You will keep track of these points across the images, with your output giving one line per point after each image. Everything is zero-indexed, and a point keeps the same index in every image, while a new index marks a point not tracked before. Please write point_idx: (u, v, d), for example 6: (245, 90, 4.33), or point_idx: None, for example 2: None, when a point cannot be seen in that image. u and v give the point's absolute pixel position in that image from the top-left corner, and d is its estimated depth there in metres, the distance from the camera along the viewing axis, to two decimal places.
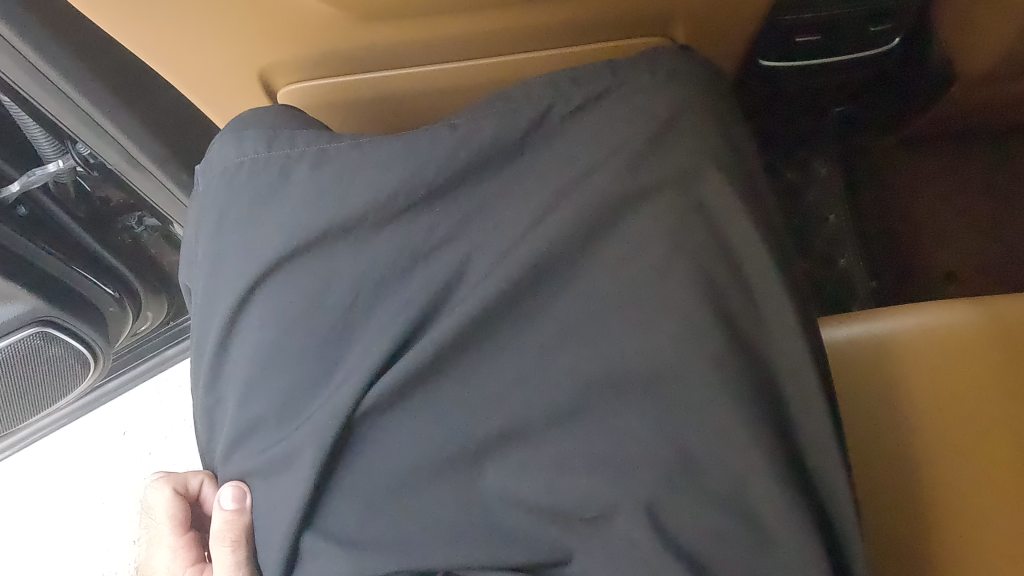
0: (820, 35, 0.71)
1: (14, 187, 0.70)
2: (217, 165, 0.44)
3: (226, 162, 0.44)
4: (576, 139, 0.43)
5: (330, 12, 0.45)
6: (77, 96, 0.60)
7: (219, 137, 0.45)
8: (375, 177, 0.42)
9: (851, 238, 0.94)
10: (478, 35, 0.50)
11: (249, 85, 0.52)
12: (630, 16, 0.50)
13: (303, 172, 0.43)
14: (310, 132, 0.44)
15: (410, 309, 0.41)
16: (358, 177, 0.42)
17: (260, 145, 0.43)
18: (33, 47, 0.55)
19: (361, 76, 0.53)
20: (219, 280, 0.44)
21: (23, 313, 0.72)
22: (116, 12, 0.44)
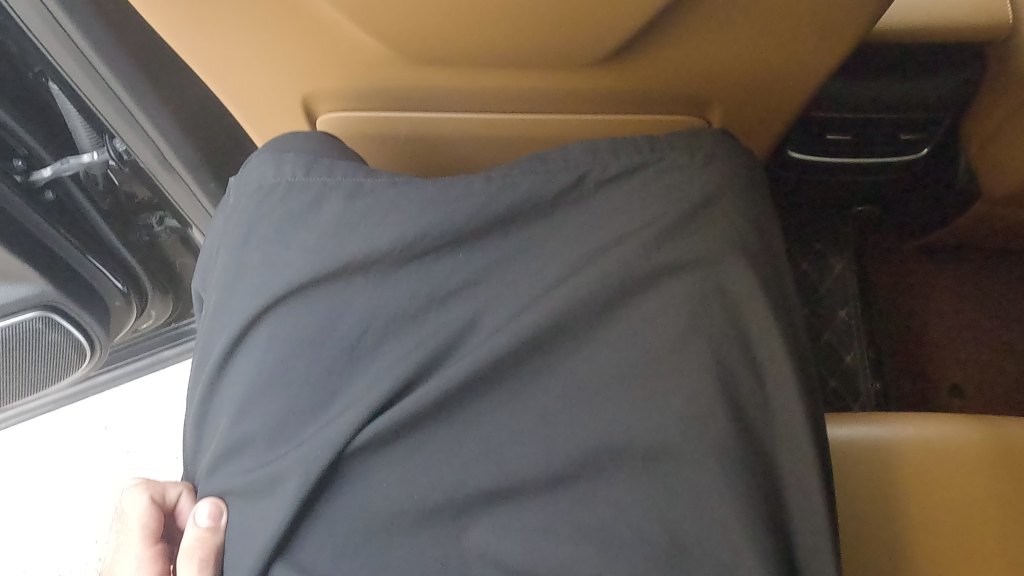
0: (850, 134, 0.72)
1: (47, 171, 0.72)
2: (252, 181, 0.45)
3: (262, 181, 0.45)
4: (607, 207, 0.44)
5: (382, 49, 0.46)
6: (123, 92, 0.62)
7: (258, 153, 0.46)
8: (405, 217, 0.42)
9: (860, 337, 0.94)
10: (523, 89, 0.50)
11: (292, 107, 0.53)
12: (673, 94, 0.51)
13: (336, 202, 0.43)
14: (349, 163, 0.44)
15: (420, 352, 0.41)
16: (388, 213, 0.43)
17: (298, 169, 0.44)
18: (91, 42, 0.57)
19: (402, 115, 0.54)
20: (234, 294, 0.44)
21: (31, 295, 0.73)
22: (177, 26, 0.46)
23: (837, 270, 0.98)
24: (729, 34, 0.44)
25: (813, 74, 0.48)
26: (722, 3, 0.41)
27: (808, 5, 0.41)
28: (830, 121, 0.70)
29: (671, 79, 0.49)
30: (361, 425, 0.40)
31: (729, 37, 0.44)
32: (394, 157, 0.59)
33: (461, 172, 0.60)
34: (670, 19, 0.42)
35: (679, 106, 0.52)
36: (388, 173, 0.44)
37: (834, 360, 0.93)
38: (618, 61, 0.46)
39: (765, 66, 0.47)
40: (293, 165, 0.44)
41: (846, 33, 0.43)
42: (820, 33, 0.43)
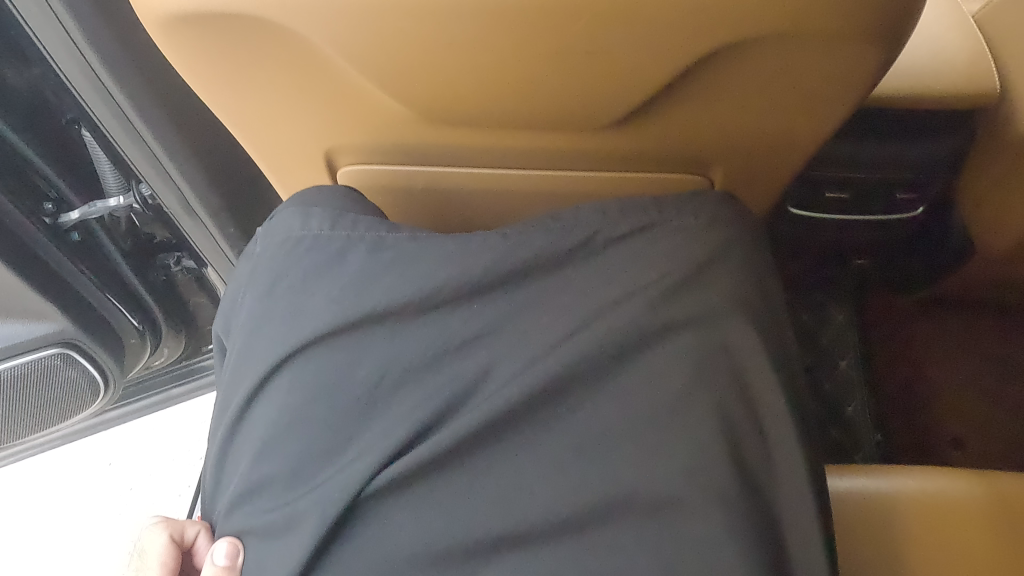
0: (848, 192, 0.75)
1: (75, 214, 0.74)
2: (280, 233, 0.48)
3: (289, 232, 0.48)
4: (615, 264, 0.46)
5: (403, 112, 0.48)
6: (154, 142, 0.65)
7: (285, 207, 0.49)
8: (425, 271, 0.45)
9: (861, 387, 0.95)
10: (536, 150, 0.53)
11: (314, 159, 0.56)
12: (676, 156, 0.53)
13: (359, 255, 0.46)
14: (372, 219, 0.47)
15: (436, 400, 0.43)
16: (409, 268, 0.46)
17: (325, 223, 0.47)
18: (128, 96, 0.60)
19: (418, 168, 0.56)
20: (257, 341, 0.46)
21: (52, 332, 0.75)
22: (215, 87, 0.48)
23: (838, 321, 0.99)
24: (730, 103, 0.47)
25: (808, 142, 0.50)
26: (725, 75, 0.44)
27: (806, 80, 0.44)
28: (828, 180, 0.73)
29: (677, 143, 0.52)
30: (377, 469, 0.42)
31: (731, 104, 0.47)
32: (409, 208, 0.62)
33: (469, 224, 0.63)
34: (676, 88, 0.45)
35: (683, 166, 0.55)
36: (409, 229, 0.47)
37: (835, 412, 0.94)
38: (627, 125, 0.49)
39: (766, 132, 0.49)
40: (319, 220, 0.47)
41: (843, 106, 0.46)
42: (818, 104, 0.46)
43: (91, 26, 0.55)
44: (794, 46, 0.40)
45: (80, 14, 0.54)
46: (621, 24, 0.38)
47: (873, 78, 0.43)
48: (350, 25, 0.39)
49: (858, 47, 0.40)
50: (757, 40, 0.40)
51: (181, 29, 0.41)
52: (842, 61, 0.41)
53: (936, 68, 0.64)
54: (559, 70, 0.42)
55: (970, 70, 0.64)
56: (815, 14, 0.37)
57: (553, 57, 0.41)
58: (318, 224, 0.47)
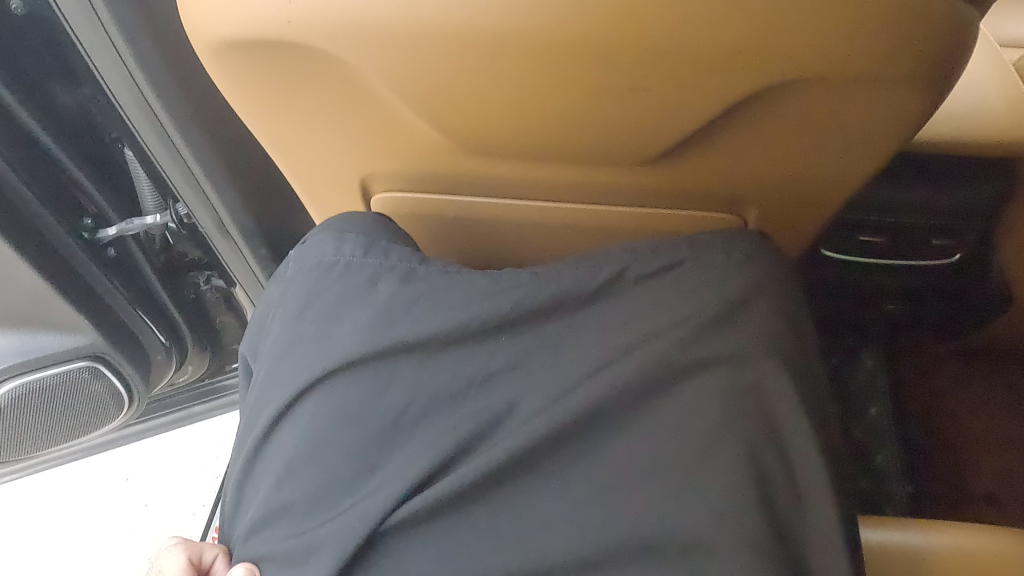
0: (882, 236, 0.74)
1: (112, 230, 0.76)
2: (312, 257, 0.49)
3: (322, 258, 0.48)
4: (646, 301, 0.46)
5: (441, 142, 0.49)
6: (195, 163, 0.66)
7: (318, 233, 0.50)
8: (455, 304, 0.46)
9: (891, 437, 0.92)
10: (568, 184, 0.53)
11: (350, 186, 0.57)
12: (709, 194, 0.53)
13: (389, 284, 0.47)
14: (404, 250, 0.48)
15: (461, 430, 0.43)
16: (440, 301, 0.46)
17: (358, 250, 0.48)
18: (173, 118, 0.62)
19: (451, 199, 0.57)
20: (284, 364, 0.46)
21: (81, 346, 0.76)
22: (260, 114, 0.49)
23: (868, 366, 0.97)
24: (766, 144, 0.47)
25: (847, 185, 0.50)
26: (764, 115, 0.44)
27: (846, 125, 0.43)
28: (862, 225, 0.73)
29: (710, 182, 0.51)
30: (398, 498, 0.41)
31: (769, 144, 0.47)
32: (438, 237, 0.63)
33: (496, 255, 0.63)
34: (715, 127, 0.45)
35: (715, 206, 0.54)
36: (440, 262, 0.48)
37: (865, 460, 0.90)
38: (661, 162, 0.49)
39: (802, 174, 0.49)
40: (351, 248, 0.48)
41: (886, 149, 0.45)
42: (856, 148, 0.46)
43: (144, 50, 0.56)
44: (837, 89, 0.40)
45: (133, 38, 0.55)
46: (665, 62, 0.38)
47: (914, 123, 0.42)
48: (395, 54, 0.39)
49: (902, 92, 0.40)
50: (798, 83, 0.40)
51: (232, 54, 0.42)
52: (882, 106, 0.41)
53: (975, 116, 0.64)
54: (596, 107, 0.42)
55: (1012, 117, 0.63)
56: (859, 58, 0.37)
57: (594, 93, 0.41)
58: (350, 252, 0.48)
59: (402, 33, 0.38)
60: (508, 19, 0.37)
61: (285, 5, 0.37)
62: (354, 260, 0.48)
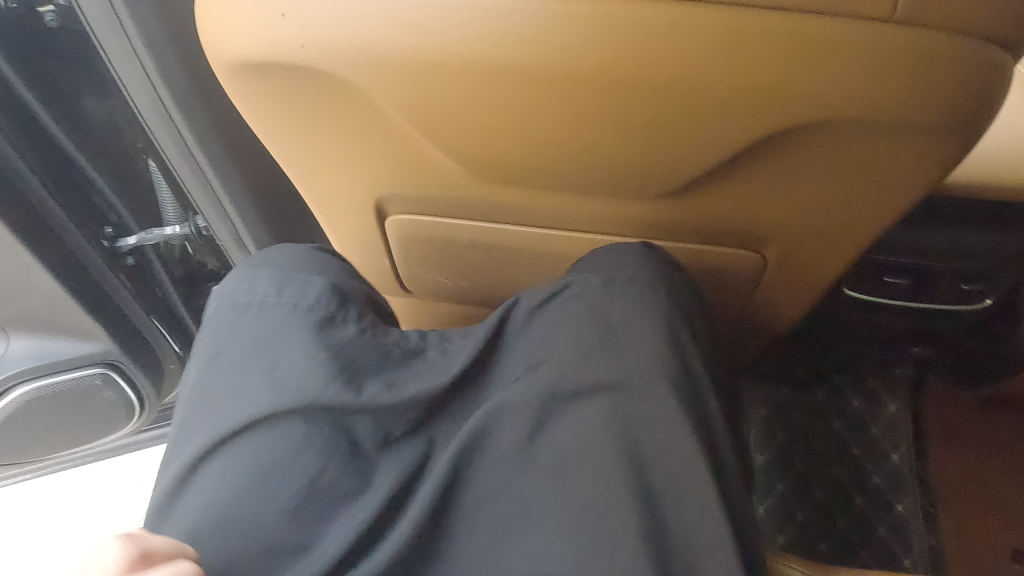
0: (909, 278, 0.71)
1: (132, 239, 0.77)
2: (229, 296, 0.47)
3: (240, 296, 0.47)
4: (633, 318, 0.44)
5: (454, 168, 0.48)
6: (216, 178, 0.67)
7: (239, 270, 0.48)
8: (380, 361, 0.45)
9: (913, 483, 0.87)
10: (581, 213, 0.52)
11: (365, 207, 0.57)
12: (725, 230, 0.52)
13: (310, 323, 0.45)
14: (325, 286, 0.47)
15: (437, 446, 0.43)
16: (364, 351, 0.45)
17: (276, 287, 0.46)
18: (196, 133, 0.62)
19: (465, 224, 0.56)
20: (206, 406, 0.43)
21: (94, 352, 0.77)
22: (276, 135, 0.49)
23: (891, 411, 0.91)
24: (783, 182, 0.45)
25: (873, 225, 0.48)
26: (776, 154, 0.42)
27: (866, 165, 0.42)
28: (888, 266, 0.71)
29: (726, 216, 0.50)
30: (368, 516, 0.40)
31: (784, 183, 0.45)
32: (451, 261, 0.62)
33: (509, 280, 0.63)
34: (732, 164, 0.44)
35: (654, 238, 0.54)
36: (358, 314, 0.47)
37: (885, 509, 0.85)
38: (676, 197, 0.48)
39: (821, 213, 0.48)
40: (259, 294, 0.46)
41: (912, 189, 0.43)
42: (880, 189, 0.44)
43: (168, 66, 0.57)
44: (856, 131, 0.39)
45: (158, 53, 0.56)
46: (679, 99, 0.37)
47: (942, 165, 0.41)
48: (407, 82, 0.39)
49: (927, 135, 0.38)
50: (816, 124, 0.39)
51: (247, 75, 0.42)
52: (903, 148, 0.40)
53: (1010, 158, 0.61)
54: (608, 141, 0.41)
55: None
56: (882, 98, 0.36)
57: (605, 128, 0.40)
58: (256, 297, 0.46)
59: (416, 63, 0.37)
60: (523, 52, 0.36)
61: (299, 30, 0.37)
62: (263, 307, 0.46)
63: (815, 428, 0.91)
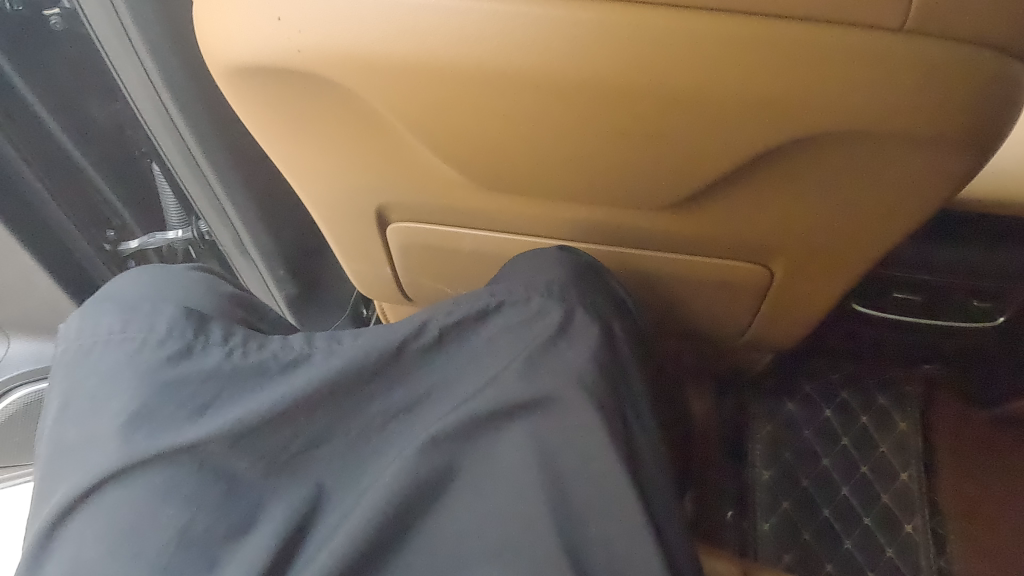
0: (919, 294, 0.70)
1: (133, 243, 0.76)
2: (67, 337, 0.39)
3: (77, 339, 0.38)
4: (576, 332, 0.42)
5: (454, 175, 0.48)
6: (218, 183, 0.66)
7: (84, 304, 0.40)
8: (254, 394, 0.38)
9: (922, 503, 0.85)
10: (583, 222, 0.51)
11: (365, 214, 0.56)
12: (730, 242, 0.51)
13: (166, 360, 0.37)
14: (183, 312, 0.39)
15: (379, 460, 0.39)
16: (233, 386, 0.38)
17: (121, 322, 0.38)
18: (198, 138, 0.61)
19: (467, 233, 0.56)
20: (56, 468, 0.36)
21: None
22: (276, 140, 0.49)
23: (900, 428, 0.90)
24: (789, 195, 0.44)
25: (882, 240, 0.47)
26: (783, 166, 0.42)
27: (874, 179, 0.41)
28: (898, 281, 0.69)
29: (730, 228, 0.49)
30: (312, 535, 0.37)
31: (789, 194, 0.44)
32: (453, 267, 0.62)
33: None
34: (736, 176, 0.43)
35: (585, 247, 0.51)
36: (223, 334, 0.39)
37: (892, 529, 0.83)
38: (681, 208, 0.47)
39: (828, 227, 0.47)
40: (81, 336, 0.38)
41: (922, 203, 0.42)
42: (889, 203, 0.43)
43: (171, 70, 0.56)
44: (865, 143, 0.38)
45: (161, 56, 0.55)
46: (680, 108, 0.36)
47: (953, 181, 0.40)
48: (404, 87, 0.38)
49: (937, 150, 0.37)
50: (823, 136, 0.38)
51: (245, 78, 0.41)
52: (913, 162, 0.39)
53: None
54: (610, 150, 0.40)
55: None
56: (891, 110, 0.35)
57: (605, 136, 0.39)
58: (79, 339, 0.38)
59: (412, 70, 0.37)
60: (528, 60, 0.35)
61: (296, 33, 0.37)
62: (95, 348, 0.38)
63: (818, 446, 0.89)
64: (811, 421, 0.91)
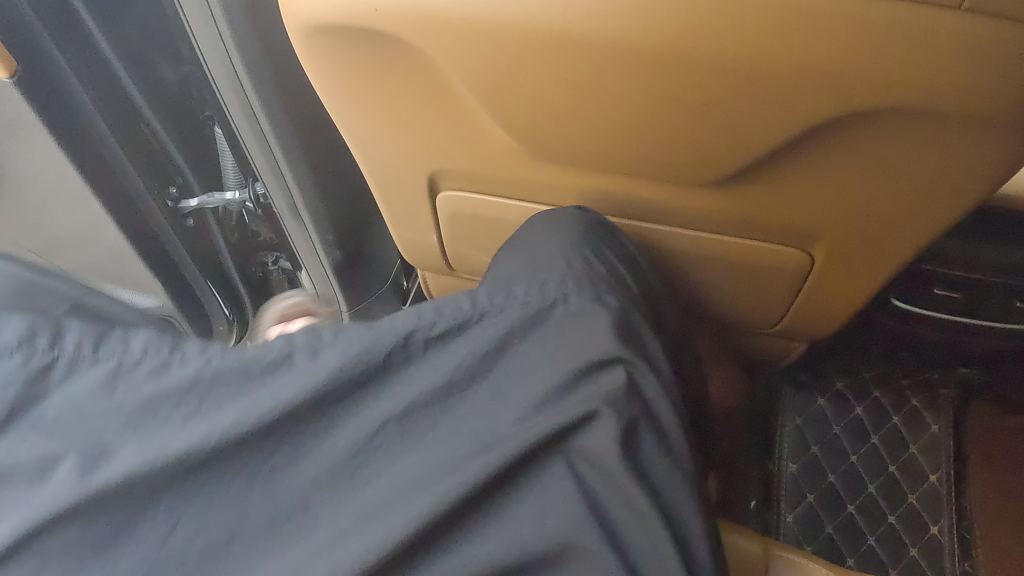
0: (958, 292, 0.70)
1: (194, 201, 0.79)
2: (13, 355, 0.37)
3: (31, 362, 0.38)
4: (588, 323, 0.45)
5: (508, 142, 0.50)
6: (277, 146, 0.69)
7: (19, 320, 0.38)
8: (258, 395, 0.40)
9: (950, 505, 0.84)
10: (631, 196, 0.53)
11: (418, 182, 0.59)
12: (773, 224, 0.52)
13: (148, 375, 0.39)
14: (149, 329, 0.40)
15: (406, 431, 0.41)
16: (225, 389, 0.40)
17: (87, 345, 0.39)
18: (263, 102, 0.64)
19: (513, 203, 0.58)
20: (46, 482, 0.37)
21: (154, 308, 0.86)
22: (342, 102, 0.51)
23: (932, 430, 0.89)
24: (836, 176, 0.45)
25: (928, 224, 0.47)
26: (827, 146, 0.43)
27: (923, 158, 0.42)
28: (938, 278, 0.69)
29: (777, 209, 0.50)
30: (321, 509, 0.39)
31: (834, 176, 0.45)
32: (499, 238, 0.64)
33: None
34: (784, 154, 0.44)
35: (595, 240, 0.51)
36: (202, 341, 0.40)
37: (915, 530, 0.83)
38: (729, 186, 0.49)
39: (874, 211, 0.47)
40: (36, 355, 0.38)
41: (972, 186, 0.43)
42: (938, 185, 0.43)
43: (242, 32, 0.59)
44: (912, 120, 0.39)
45: (234, 20, 0.58)
46: (736, 78, 0.38)
47: (1003, 162, 0.40)
48: (470, 49, 0.40)
49: (988, 129, 0.38)
50: (873, 112, 0.39)
51: (319, 36, 0.44)
52: (964, 141, 0.39)
53: None
54: (663, 120, 0.42)
55: None
56: (946, 87, 0.36)
57: (660, 105, 0.41)
58: (41, 355, 0.38)
59: (480, 30, 0.39)
60: (590, 21, 0.37)
61: None
62: (59, 373, 0.38)
63: (846, 441, 0.89)
64: (840, 417, 0.91)
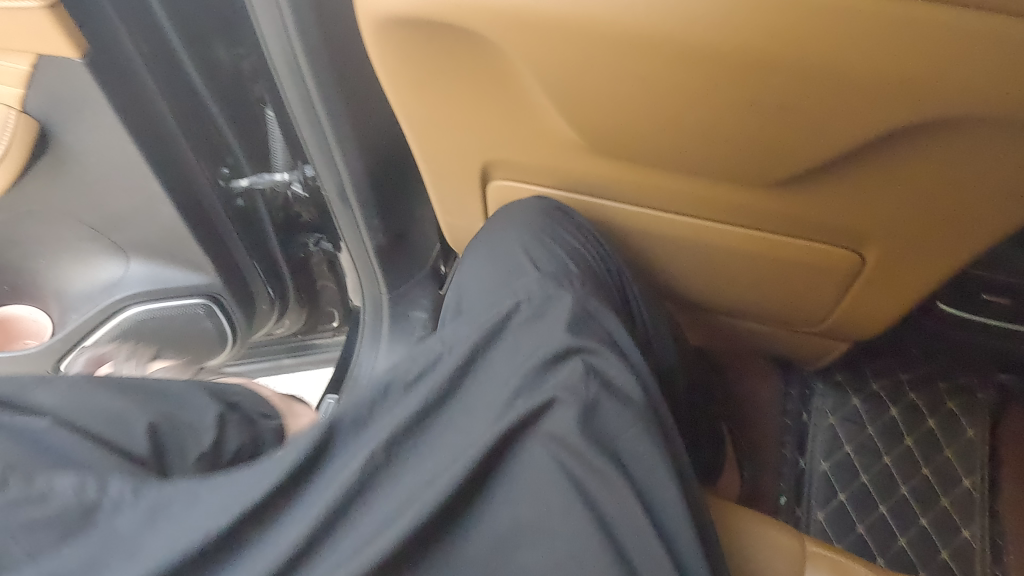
0: (1009, 298, 0.69)
1: (244, 181, 0.81)
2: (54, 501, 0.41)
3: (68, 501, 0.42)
4: (546, 319, 0.51)
5: (569, 135, 0.50)
6: (331, 131, 0.69)
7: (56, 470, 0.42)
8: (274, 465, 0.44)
9: (983, 511, 0.84)
10: (689, 195, 0.54)
11: (470, 171, 0.60)
12: (828, 227, 0.52)
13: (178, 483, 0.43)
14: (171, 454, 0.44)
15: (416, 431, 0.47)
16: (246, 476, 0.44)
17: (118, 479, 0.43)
18: (320, 87, 0.65)
19: (558, 191, 0.60)
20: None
21: (201, 285, 0.84)
22: (406, 94, 0.52)
23: (969, 435, 0.88)
24: (897, 184, 0.46)
25: (988, 231, 0.47)
26: (890, 154, 0.43)
27: (988, 167, 0.42)
28: (989, 282, 0.68)
29: (834, 213, 0.50)
30: (358, 497, 0.44)
31: (892, 185, 0.46)
32: None
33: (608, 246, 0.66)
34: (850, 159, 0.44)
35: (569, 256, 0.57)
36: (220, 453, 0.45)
37: (947, 533, 0.83)
38: (791, 188, 0.49)
39: (930, 219, 0.47)
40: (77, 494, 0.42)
41: None
42: (1000, 195, 0.44)
43: (304, 16, 0.58)
44: (980, 129, 0.39)
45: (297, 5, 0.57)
46: (816, 83, 0.38)
47: None
48: (549, 45, 0.41)
49: None
50: (944, 122, 0.39)
51: (394, 29, 0.44)
52: None
53: None
54: (734, 122, 0.42)
55: None
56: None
57: (734, 106, 0.41)
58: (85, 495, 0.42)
59: (563, 25, 0.39)
60: (674, 22, 0.37)
61: None
62: (102, 510, 0.42)
63: (881, 444, 0.89)
64: (875, 419, 0.91)
